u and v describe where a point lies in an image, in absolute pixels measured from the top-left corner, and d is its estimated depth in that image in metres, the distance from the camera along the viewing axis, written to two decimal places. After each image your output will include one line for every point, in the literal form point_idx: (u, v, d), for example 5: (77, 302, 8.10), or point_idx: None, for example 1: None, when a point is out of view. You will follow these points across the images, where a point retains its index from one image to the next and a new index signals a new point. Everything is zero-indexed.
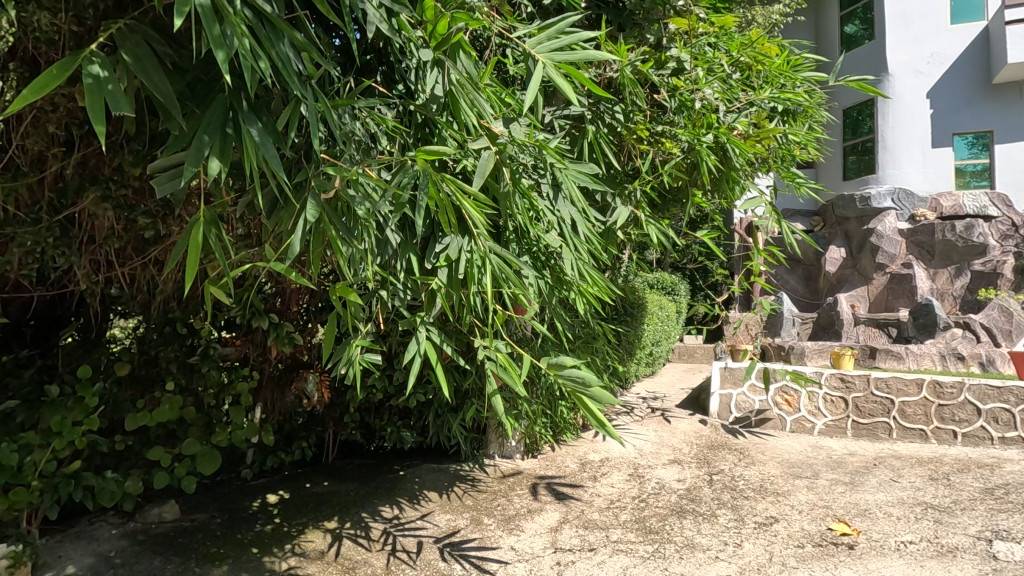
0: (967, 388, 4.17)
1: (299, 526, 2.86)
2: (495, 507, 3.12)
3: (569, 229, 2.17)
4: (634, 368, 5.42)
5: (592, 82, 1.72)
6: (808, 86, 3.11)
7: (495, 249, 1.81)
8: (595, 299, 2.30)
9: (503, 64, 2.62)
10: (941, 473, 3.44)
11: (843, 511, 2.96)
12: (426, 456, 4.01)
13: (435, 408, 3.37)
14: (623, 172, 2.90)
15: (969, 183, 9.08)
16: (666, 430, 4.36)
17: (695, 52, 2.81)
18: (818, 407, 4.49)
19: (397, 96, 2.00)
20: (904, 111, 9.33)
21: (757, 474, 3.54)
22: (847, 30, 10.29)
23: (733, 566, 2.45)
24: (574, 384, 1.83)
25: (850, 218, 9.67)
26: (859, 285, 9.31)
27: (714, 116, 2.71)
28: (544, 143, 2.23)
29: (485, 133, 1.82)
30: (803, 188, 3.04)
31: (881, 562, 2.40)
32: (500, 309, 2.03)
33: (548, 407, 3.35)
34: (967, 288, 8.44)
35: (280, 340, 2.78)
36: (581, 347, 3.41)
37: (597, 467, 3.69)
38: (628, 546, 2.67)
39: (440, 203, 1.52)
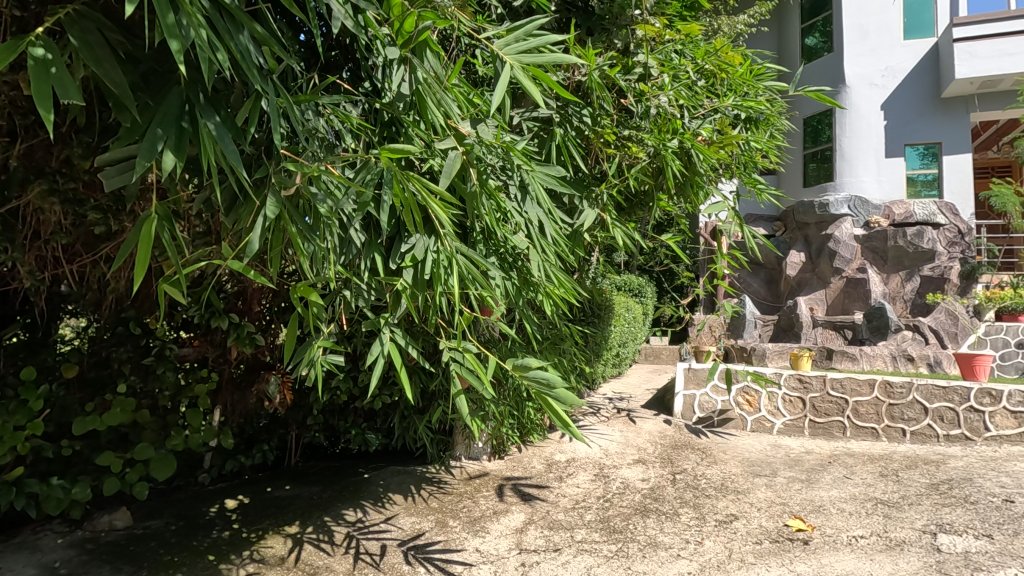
0: (915, 388, 4.36)
1: (258, 531, 2.79)
2: (461, 509, 3.11)
3: (536, 231, 2.18)
4: (601, 369, 5.48)
5: (558, 85, 1.72)
6: (769, 94, 3.19)
7: (461, 250, 1.81)
8: (561, 301, 2.32)
9: (472, 65, 2.62)
10: (891, 469, 3.59)
11: (799, 507, 3.05)
12: (392, 458, 3.97)
13: (400, 410, 3.32)
14: (590, 176, 2.94)
15: (921, 192, 9.47)
16: (631, 430, 4.43)
17: (662, 58, 2.87)
18: (777, 407, 4.63)
19: (363, 93, 1.98)
20: (860, 121, 9.71)
21: (719, 473, 3.62)
22: (808, 42, 10.65)
23: (693, 564, 2.49)
24: (539, 386, 1.83)
25: (810, 224, 9.89)
26: (818, 289, 9.59)
27: (679, 122, 2.76)
28: (513, 145, 2.23)
29: (452, 133, 1.81)
30: (764, 194, 3.11)
31: (834, 556, 2.48)
32: (466, 310, 2.02)
33: (516, 409, 3.35)
34: (917, 291, 8.82)
35: (241, 341, 2.70)
36: (548, 348, 3.43)
37: (563, 467, 3.72)
38: (592, 545, 2.70)
39: (405, 203, 1.51)
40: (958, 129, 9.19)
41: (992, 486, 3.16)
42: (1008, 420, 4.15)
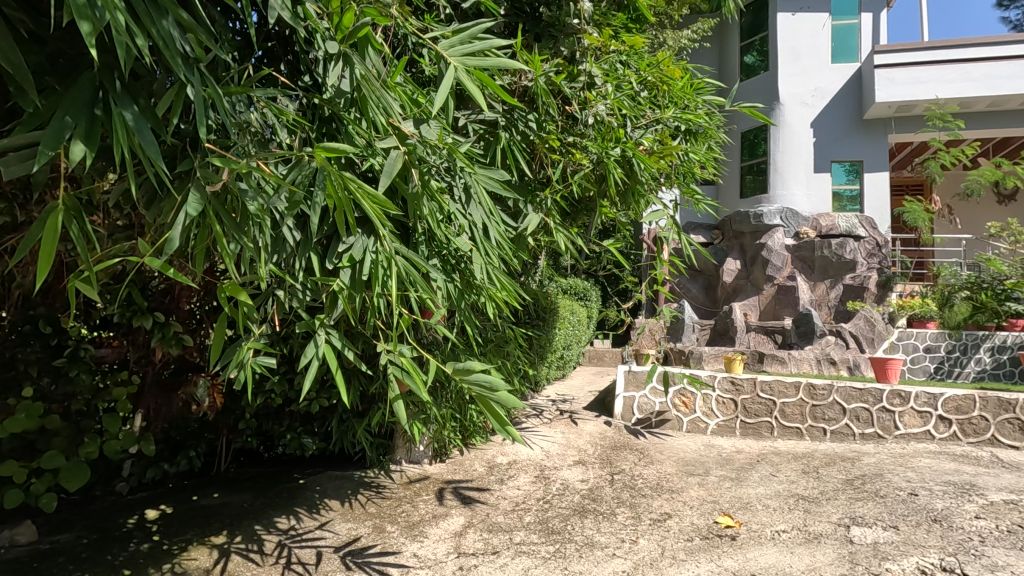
0: (836, 390, 4.65)
1: (181, 543, 2.65)
2: (399, 514, 3.06)
3: (480, 234, 2.17)
4: (545, 372, 5.53)
5: (502, 90, 1.73)
6: (708, 108, 3.30)
7: (401, 251, 1.79)
8: (504, 304, 2.32)
9: (417, 64, 2.58)
10: (812, 467, 3.81)
11: (728, 504, 3.19)
12: (330, 463, 3.87)
13: (338, 413, 3.23)
14: (535, 180, 2.98)
15: (846, 207, 10.11)
16: (573, 432, 4.50)
17: (606, 67, 2.94)
18: (711, 408, 4.83)
19: (302, 88, 1.93)
20: (792, 137, 10.28)
21: (655, 472, 3.74)
22: (746, 60, 11.18)
23: (627, 562, 2.55)
24: (480, 389, 1.82)
25: (745, 233, 10.36)
26: (751, 295, 9.95)
27: (621, 131, 2.83)
28: (457, 146, 2.22)
29: (393, 133, 1.79)
30: (701, 204, 3.23)
31: (758, 550, 2.61)
32: (406, 312, 1.99)
33: (457, 411, 3.33)
34: (839, 299, 9.32)
35: (166, 342, 2.54)
36: (492, 351, 3.43)
37: (504, 469, 3.73)
38: (531, 547, 2.72)
39: (340, 204, 1.46)
40: (878, 149, 9.90)
41: (900, 481, 3.40)
42: (915, 418, 4.48)
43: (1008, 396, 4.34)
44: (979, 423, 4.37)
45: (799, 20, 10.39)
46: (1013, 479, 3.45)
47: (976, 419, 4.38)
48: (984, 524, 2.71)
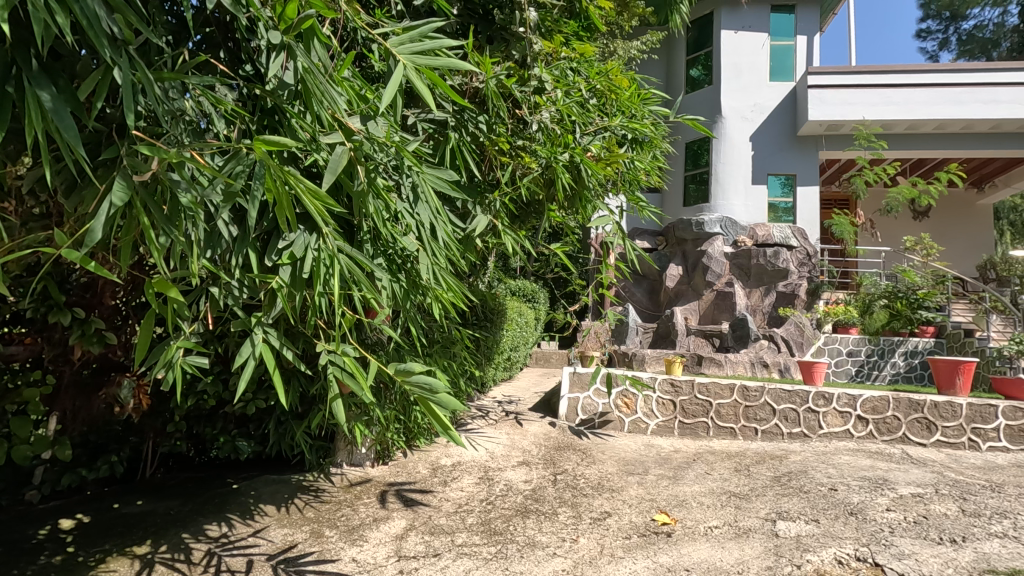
0: (767, 391, 4.89)
1: (99, 554, 2.48)
2: (339, 518, 2.99)
3: (427, 234, 2.15)
4: (492, 373, 5.53)
5: (452, 91, 1.72)
6: (654, 118, 3.41)
7: (345, 250, 1.75)
8: (450, 305, 2.31)
9: (367, 60, 2.53)
10: (744, 465, 4.00)
11: (665, 502, 3.29)
12: (266, 467, 3.73)
13: (276, 414, 3.12)
14: (484, 182, 2.99)
15: (781, 218, 10.65)
16: (518, 433, 4.52)
17: (556, 74, 2.98)
18: (651, 409, 4.98)
19: (243, 78, 1.87)
20: (732, 149, 10.75)
21: (596, 472, 3.82)
22: (692, 73, 11.61)
23: (567, 561, 2.60)
24: (422, 391, 1.81)
25: (688, 240, 10.67)
26: (692, 300, 10.31)
27: (570, 136, 2.88)
28: (406, 145, 2.19)
29: (339, 129, 1.75)
30: (645, 211, 3.32)
31: (691, 546, 2.72)
32: (348, 312, 1.95)
33: (402, 413, 3.29)
34: (772, 305, 9.81)
35: (87, 340, 2.37)
36: (437, 352, 3.41)
37: (448, 471, 3.71)
38: (472, 548, 2.72)
39: (279, 200, 1.42)
40: (809, 165, 10.50)
41: (822, 477, 3.63)
42: (837, 418, 4.79)
43: (918, 397, 4.72)
44: (893, 422, 4.72)
45: (741, 39, 10.89)
46: (920, 474, 3.74)
47: (889, 418, 4.72)
48: (894, 516, 2.93)
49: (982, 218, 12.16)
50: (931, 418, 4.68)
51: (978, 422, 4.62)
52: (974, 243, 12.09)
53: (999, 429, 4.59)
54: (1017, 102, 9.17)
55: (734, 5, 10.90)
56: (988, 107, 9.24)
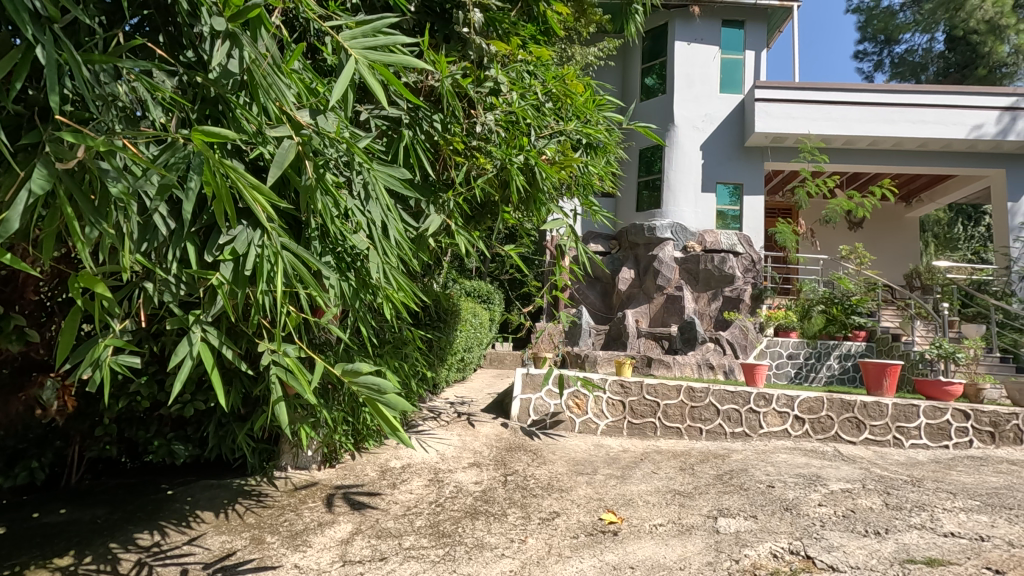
0: (711, 392, 5.05)
1: (14, 568, 2.31)
2: (281, 523, 2.89)
3: (378, 233, 2.11)
4: (444, 375, 5.49)
5: (406, 89, 1.69)
6: (609, 124, 3.46)
7: (290, 248, 1.71)
8: (401, 304, 2.27)
9: (319, 52, 2.47)
10: (688, 464, 4.12)
11: (612, 501, 3.36)
12: (204, 471, 3.57)
13: (216, 417, 2.99)
14: (438, 181, 2.97)
15: (729, 226, 11.02)
16: (469, 434, 4.51)
17: (512, 76, 2.99)
18: (601, 410, 5.06)
19: (184, 64, 1.79)
20: (684, 157, 11.07)
21: (546, 473, 3.85)
22: (647, 82, 11.89)
23: (515, 561, 2.61)
24: (369, 392, 1.78)
25: (640, 244, 10.87)
26: (643, 303, 10.37)
27: (526, 139, 2.90)
28: (357, 141, 2.14)
29: (286, 122, 1.70)
30: (598, 215, 3.36)
31: (636, 544, 2.78)
32: (293, 311, 1.90)
33: (350, 415, 3.22)
34: (719, 310, 10.07)
35: (5, 337, 2.21)
36: (388, 353, 3.35)
37: (397, 473, 3.66)
38: (420, 551, 2.69)
39: (219, 194, 1.37)
40: (755, 175, 10.94)
41: (761, 475, 3.78)
42: (776, 418, 5.01)
43: (849, 397, 4.99)
44: (826, 421, 4.97)
45: (693, 51, 11.26)
46: (850, 470, 3.96)
47: (824, 418, 4.97)
48: (825, 511, 3.09)
49: (909, 231, 12.98)
50: (861, 417, 4.96)
51: (902, 420, 4.94)
52: (901, 253, 12.90)
53: (921, 428, 4.92)
54: (943, 123, 9.82)
55: (688, 18, 11.27)
56: (917, 126, 9.86)
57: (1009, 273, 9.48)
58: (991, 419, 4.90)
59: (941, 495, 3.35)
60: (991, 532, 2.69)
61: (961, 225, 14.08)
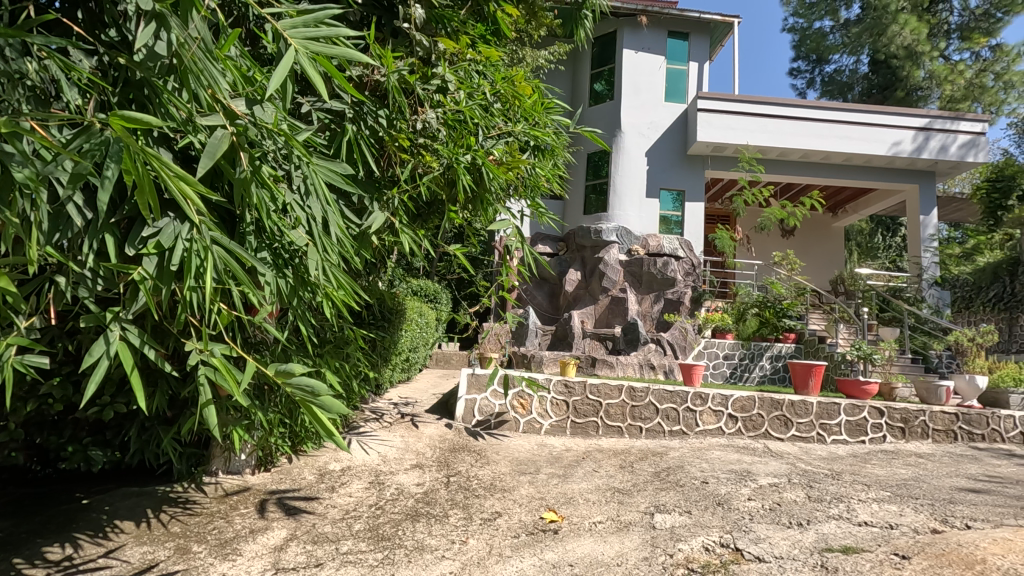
0: (651, 392, 5.20)
1: None
2: (210, 531, 2.76)
3: (318, 229, 2.04)
4: (389, 375, 5.39)
5: (347, 82, 1.65)
6: (556, 127, 3.48)
7: (220, 242, 1.64)
8: (341, 303, 2.21)
9: (259, 39, 2.38)
10: (628, 461, 4.23)
11: (554, 500, 3.40)
12: (124, 478, 3.34)
13: (138, 420, 2.80)
14: (382, 178, 2.93)
15: (672, 230, 11.39)
16: (412, 436, 4.45)
17: (461, 75, 2.98)
18: (545, 409, 5.12)
19: (105, 44, 1.68)
20: (630, 162, 11.34)
21: (489, 473, 3.86)
22: (595, 87, 12.12)
23: (456, 563, 2.59)
24: (302, 393, 1.72)
25: (586, 246, 10.93)
26: (589, 305, 10.44)
27: (473, 138, 2.89)
28: (296, 133, 2.06)
29: (220, 111, 1.63)
30: (544, 217, 3.37)
31: (575, 542, 2.82)
32: (224, 309, 1.82)
33: (287, 416, 3.10)
34: (660, 312, 10.21)
35: None
36: (329, 353, 3.26)
37: (336, 477, 3.57)
38: (358, 556, 2.63)
39: (138, 184, 1.30)
40: (696, 182, 11.33)
41: (696, 471, 3.93)
42: (711, 416, 5.22)
43: (778, 396, 5.26)
44: (757, 419, 5.23)
45: (640, 59, 11.59)
46: (777, 465, 4.17)
47: (755, 415, 5.22)
48: (753, 505, 3.24)
49: (835, 239, 13.82)
50: (789, 415, 5.25)
51: (825, 418, 5.26)
52: (828, 261, 13.72)
53: (841, 424, 5.25)
54: (865, 140, 10.52)
55: (635, 27, 11.61)
56: (843, 142, 10.51)
57: (920, 280, 10.22)
58: (902, 415, 5.30)
59: (856, 487, 3.59)
60: (899, 520, 2.90)
61: (881, 235, 15.13)
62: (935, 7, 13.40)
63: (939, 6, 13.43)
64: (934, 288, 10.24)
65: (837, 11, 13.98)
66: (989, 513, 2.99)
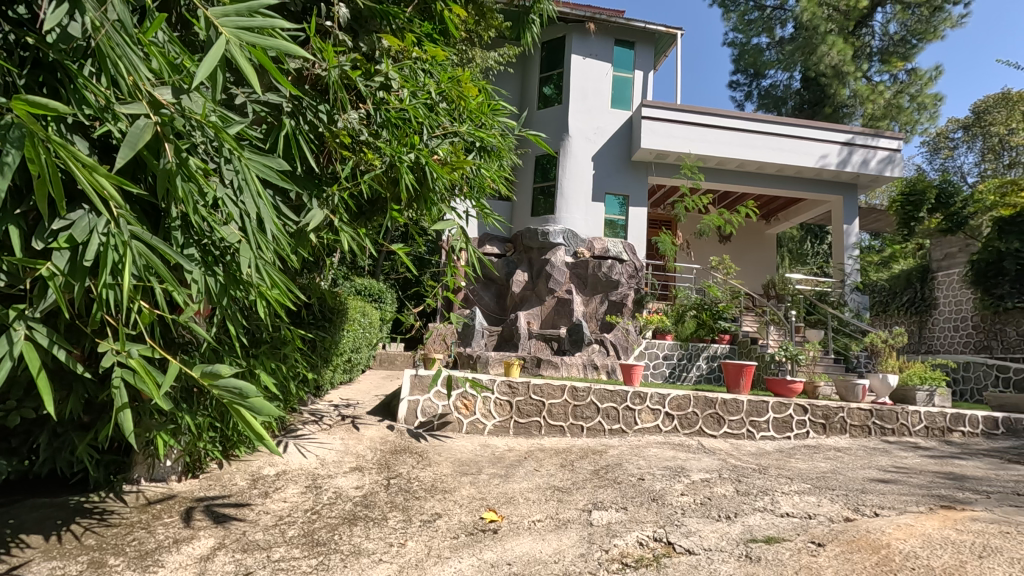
0: (593, 391, 5.32)
1: None
2: (129, 543, 2.60)
3: (252, 226, 1.96)
4: (329, 376, 5.24)
5: (280, 75, 1.59)
6: (502, 129, 3.47)
7: (141, 237, 1.56)
8: (275, 303, 2.14)
9: (191, 25, 2.29)
10: (569, 460, 4.32)
11: (494, 500, 3.42)
12: (33, 488, 3.10)
13: (48, 425, 2.59)
14: (322, 175, 2.88)
15: (618, 233, 11.61)
16: (352, 438, 4.35)
17: (405, 72, 2.95)
18: (489, 410, 5.13)
19: (11, 23, 1.57)
20: (577, 166, 11.52)
21: (430, 474, 3.83)
22: (545, 91, 12.25)
23: (393, 566, 2.56)
24: (230, 396, 1.66)
25: (533, 248, 11.00)
26: (535, 306, 10.56)
27: (417, 137, 2.86)
28: (228, 125, 1.98)
29: (144, 100, 1.56)
30: (489, 218, 3.36)
31: (513, 541, 2.85)
32: (144, 308, 1.74)
33: (218, 421, 2.96)
34: (603, 313, 10.48)
35: None
36: (264, 354, 3.15)
37: (271, 482, 3.45)
38: (290, 563, 2.56)
39: (44, 174, 1.23)
40: (640, 188, 11.65)
41: (633, 468, 4.05)
42: (649, 415, 5.39)
43: (711, 395, 5.50)
44: (692, 417, 5.45)
45: (588, 65, 11.83)
46: (709, 461, 4.36)
47: (689, 413, 5.44)
48: (686, 499, 3.37)
49: (768, 245, 14.55)
50: (721, 413, 5.50)
51: (755, 415, 5.54)
52: (761, 265, 14.43)
53: (769, 421, 5.55)
54: (796, 152, 11.15)
55: (584, 34, 11.87)
56: (776, 153, 11.09)
57: (843, 285, 11.04)
58: (823, 412, 5.65)
59: (780, 480, 3.80)
60: (817, 510, 3.10)
61: (809, 242, 16.05)
62: (858, 31, 14.38)
63: (862, 30, 14.39)
64: (856, 294, 10.99)
65: (773, 29, 14.70)
66: (895, 501, 3.24)
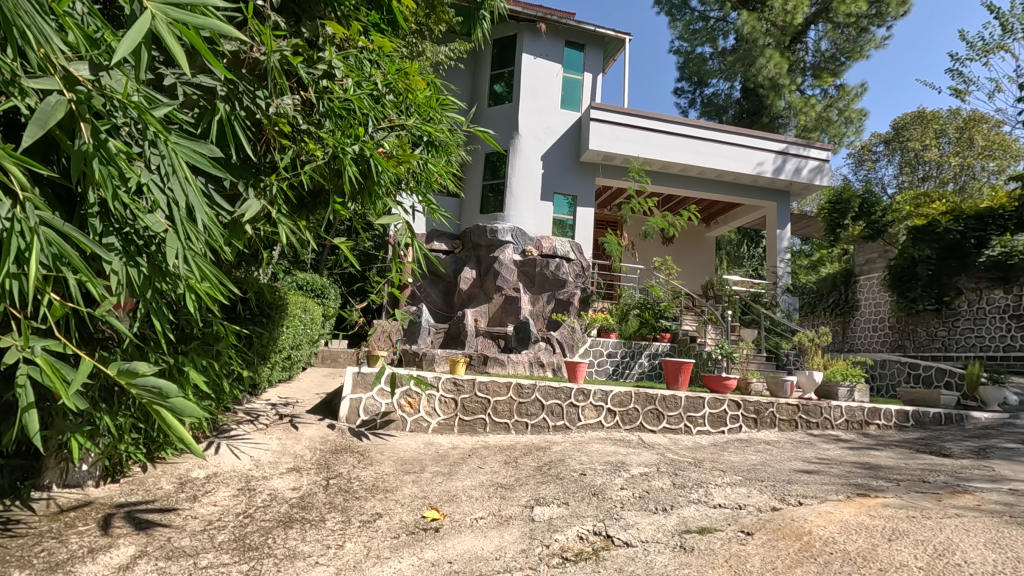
0: (537, 388, 5.36)
1: None
2: (37, 554, 2.41)
3: (180, 214, 1.84)
4: (267, 374, 5.03)
5: (209, 55, 1.50)
6: (451, 124, 3.42)
7: (50, 223, 1.44)
8: (206, 297, 2.02)
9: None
10: (513, 457, 4.33)
11: (436, 498, 3.39)
12: None
13: None
14: (259, 164, 2.75)
15: (566, 233, 11.76)
16: (290, 438, 4.20)
17: (349, 61, 2.86)
18: (433, 407, 5.08)
19: None
20: (526, 165, 11.56)
21: (371, 474, 3.75)
22: (496, 88, 12.23)
23: (330, 569, 2.49)
24: (150, 395, 1.57)
25: (482, 245, 10.99)
26: (482, 303, 10.52)
27: (362, 128, 2.78)
28: (154, 107, 1.86)
29: (58, 76, 1.44)
30: (436, 213, 3.32)
31: (455, 539, 2.83)
32: (54, 299, 1.60)
33: (141, 422, 2.79)
34: (549, 312, 10.54)
35: None
36: (195, 351, 2.99)
37: (200, 485, 3.28)
38: (219, 569, 2.44)
39: None
40: (587, 188, 11.83)
41: (575, 464, 4.11)
42: (592, 411, 5.50)
43: (651, 392, 5.67)
44: (633, 413, 5.60)
45: (539, 65, 11.91)
46: (648, 456, 4.49)
47: (631, 409, 5.59)
48: (625, 493, 3.46)
49: (707, 248, 15.12)
50: (661, 409, 5.67)
51: (692, 411, 5.76)
52: (701, 267, 14.97)
53: (705, 416, 5.78)
54: (735, 159, 11.62)
55: (535, 33, 11.94)
56: (717, 159, 11.53)
57: (775, 287, 11.64)
58: (755, 407, 5.93)
59: (715, 473, 3.96)
60: (746, 501, 3.25)
61: (746, 245, 16.80)
62: (794, 46, 15.14)
63: (797, 46, 15.16)
64: (787, 295, 11.63)
65: (716, 40, 15.26)
66: (817, 490, 3.44)
